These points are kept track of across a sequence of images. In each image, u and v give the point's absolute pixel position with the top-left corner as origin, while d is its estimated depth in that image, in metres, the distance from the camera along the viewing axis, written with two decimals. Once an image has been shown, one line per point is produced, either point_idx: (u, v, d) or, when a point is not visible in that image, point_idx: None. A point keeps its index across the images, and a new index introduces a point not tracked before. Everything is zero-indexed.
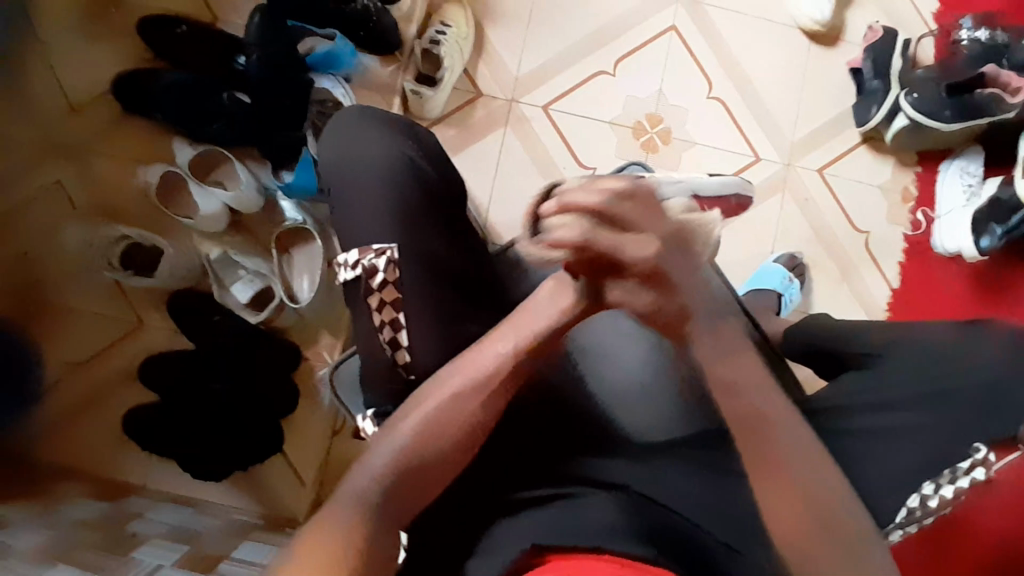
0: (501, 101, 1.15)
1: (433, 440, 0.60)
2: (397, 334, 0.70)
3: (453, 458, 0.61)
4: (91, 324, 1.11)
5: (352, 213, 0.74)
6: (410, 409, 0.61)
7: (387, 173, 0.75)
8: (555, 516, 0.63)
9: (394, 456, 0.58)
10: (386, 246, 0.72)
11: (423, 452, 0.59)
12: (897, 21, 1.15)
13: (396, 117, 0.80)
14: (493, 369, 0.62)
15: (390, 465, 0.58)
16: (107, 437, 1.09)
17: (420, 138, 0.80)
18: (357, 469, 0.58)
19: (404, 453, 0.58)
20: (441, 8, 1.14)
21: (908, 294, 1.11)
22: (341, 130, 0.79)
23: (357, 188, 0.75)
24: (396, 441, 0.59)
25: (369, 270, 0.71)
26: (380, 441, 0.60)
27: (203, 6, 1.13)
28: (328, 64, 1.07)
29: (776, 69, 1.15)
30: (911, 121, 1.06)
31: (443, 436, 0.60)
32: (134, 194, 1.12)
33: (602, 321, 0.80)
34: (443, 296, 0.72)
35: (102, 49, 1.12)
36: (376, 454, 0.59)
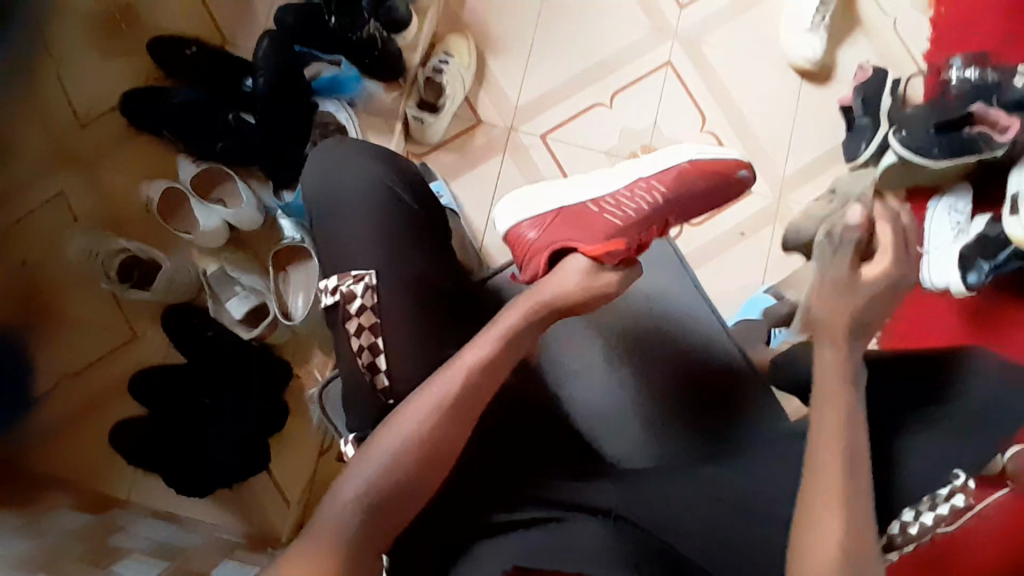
0: (501, 129, 1.18)
1: (402, 466, 0.59)
2: (376, 359, 0.70)
3: (424, 483, 0.60)
4: (88, 335, 1.11)
5: (336, 234, 0.75)
6: (383, 433, 0.61)
7: (372, 199, 0.76)
8: (542, 540, 0.65)
9: (363, 487, 0.58)
10: (364, 272, 0.72)
11: (393, 481, 0.59)
12: (888, 61, 1.19)
13: (382, 146, 0.82)
14: (462, 389, 0.62)
15: (365, 495, 0.58)
16: (93, 450, 1.08)
17: (402, 168, 0.81)
18: (335, 501, 0.58)
19: (378, 481, 0.58)
20: (445, 37, 1.18)
21: (898, 329, 1.12)
22: (325, 159, 0.80)
23: (341, 211, 0.76)
24: (365, 472, 0.59)
25: (347, 296, 0.71)
26: (353, 469, 0.59)
27: (212, 29, 1.16)
28: (333, 89, 1.12)
29: (769, 104, 1.18)
30: (900, 159, 1.09)
31: (415, 462, 0.60)
32: (133, 208, 1.12)
33: (582, 342, 0.85)
34: (426, 317, 0.73)
35: (110, 67, 1.14)
36: (350, 482, 0.59)
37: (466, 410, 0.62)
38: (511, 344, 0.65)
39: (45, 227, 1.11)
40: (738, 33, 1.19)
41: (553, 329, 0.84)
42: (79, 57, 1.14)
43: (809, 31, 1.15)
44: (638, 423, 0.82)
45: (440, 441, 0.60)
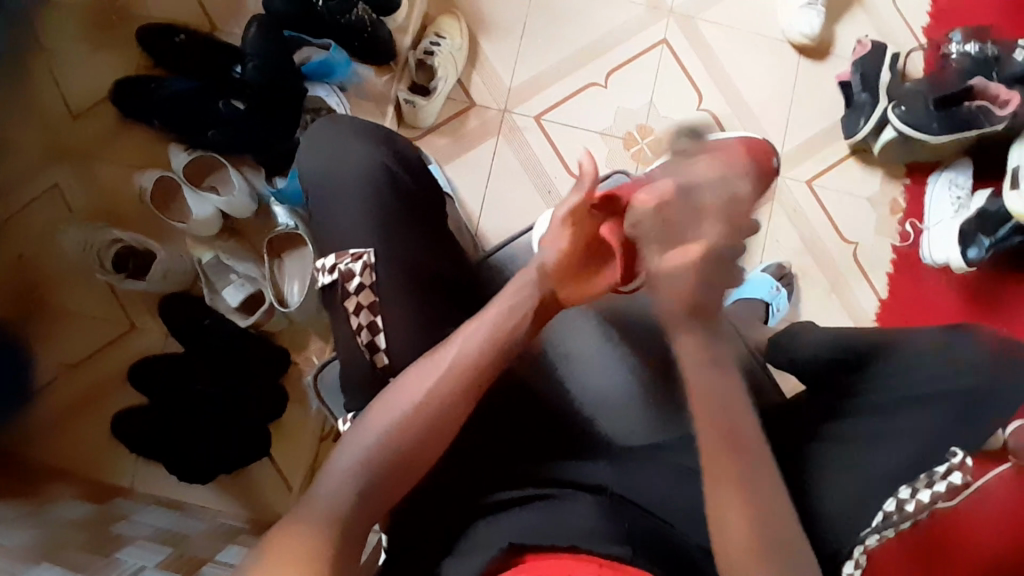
0: (494, 111, 1.17)
1: (404, 441, 0.58)
2: (375, 338, 0.69)
3: (423, 458, 0.60)
4: (85, 326, 1.11)
5: (331, 221, 0.75)
6: (378, 408, 0.60)
7: (364, 187, 0.75)
8: (531, 519, 0.62)
9: (362, 460, 0.57)
10: (363, 251, 0.72)
11: (394, 455, 0.58)
12: (886, 35, 1.16)
13: (377, 127, 0.80)
14: (462, 366, 0.62)
15: (363, 466, 0.57)
16: (97, 439, 1.09)
17: (399, 147, 0.80)
18: (330, 475, 0.57)
19: (375, 455, 0.57)
20: (435, 19, 1.16)
21: (898, 306, 1.11)
22: (319, 143, 0.78)
23: (337, 195, 0.75)
24: (361, 446, 0.58)
25: (346, 274, 0.71)
26: (351, 440, 0.59)
27: (201, 16, 1.14)
28: (323, 74, 1.09)
29: (766, 82, 1.16)
30: (898, 134, 1.06)
31: (413, 437, 0.59)
32: (127, 199, 1.12)
33: (585, 327, 0.83)
34: (425, 299, 0.72)
35: (100, 55, 1.14)
36: (345, 455, 0.58)
37: (466, 387, 0.62)
38: (512, 328, 0.66)
39: (38, 218, 1.11)
40: (733, 9, 1.17)
41: (563, 317, 0.83)
42: (69, 47, 1.13)
43: (806, 6, 1.13)
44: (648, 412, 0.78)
45: (441, 417, 0.60)
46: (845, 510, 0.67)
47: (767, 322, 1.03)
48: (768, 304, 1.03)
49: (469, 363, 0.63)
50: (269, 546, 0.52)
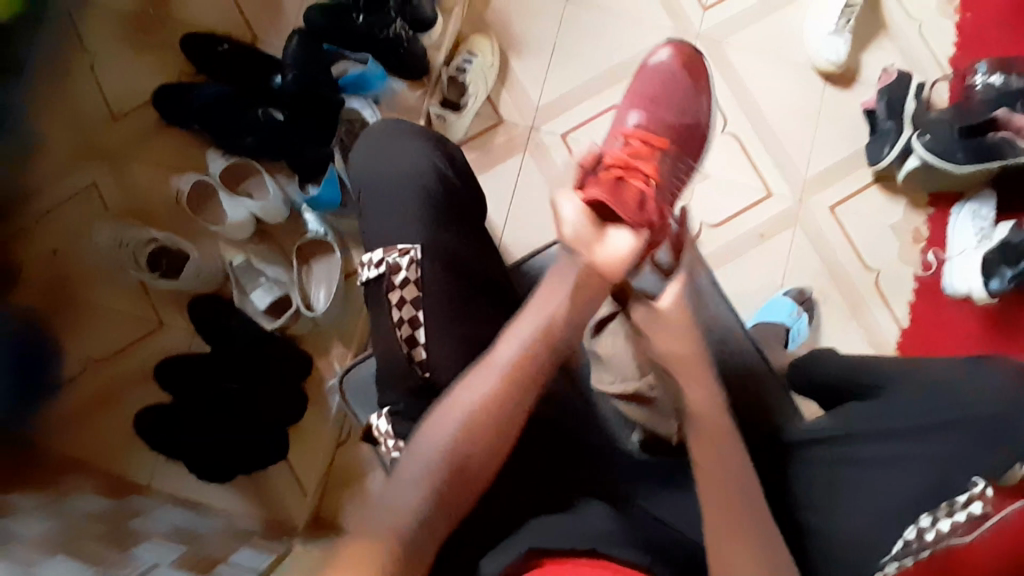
0: (521, 128, 1.19)
1: (466, 447, 0.59)
2: (415, 332, 0.71)
3: (488, 464, 0.60)
4: (115, 323, 1.14)
5: (377, 218, 0.76)
6: (438, 417, 0.60)
7: (410, 181, 0.76)
8: (552, 528, 0.63)
9: (427, 468, 0.57)
10: (410, 246, 0.73)
11: (457, 462, 0.58)
12: (912, 65, 1.18)
13: (430, 130, 0.81)
14: (513, 367, 0.62)
15: (427, 474, 0.57)
16: (120, 434, 1.12)
17: (450, 150, 0.81)
18: (395, 483, 0.57)
19: (438, 463, 0.57)
20: (468, 37, 1.19)
21: (918, 334, 1.11)
22: (372, 143, 0.80)
23: (386, 193, 0.76)
24: (427, 454, 0.58)
25: (393, 268, 0.72)
26: (413, 451, 0.59)
27: (243, 26, 1.19)
28: (359, 87, 1.11)
29: (792, 105, 1.17)
30: (921, 162, 1.07)
31: (473, 441, 0.59)
32: (165, 199, 1.16)
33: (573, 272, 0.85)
34: (463, 300, 0.73)
35: (143, 60, 1.18)
36: (411, 465, 0.58)
37: (517, 387, 0.62)
38: (562, 324, 0.65)
39: (77, 216, 1.15)
40: (760, 35, 1.19)
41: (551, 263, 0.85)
42: (116, 51, 1.18)
43: (833, 33, 1.15)
44: (648, 401, 0.75)
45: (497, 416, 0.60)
46: (865, 533, 0.70)
47: (787, 346, 1.03)
48: (788, 328, 1.03)
49: (516, 364, 0.62)
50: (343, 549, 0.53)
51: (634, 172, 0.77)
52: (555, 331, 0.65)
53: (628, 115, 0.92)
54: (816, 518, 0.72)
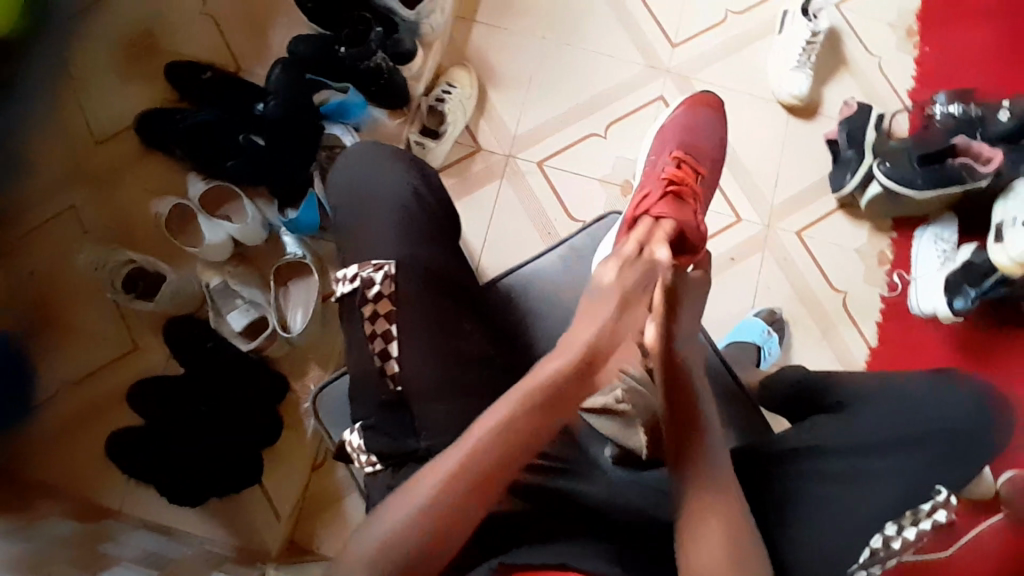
0: (499, 155, 1.23)
1: (428, 522, 0.55)
2: (388, 345, 0.71)
3: (451, 543, 0.56)
4: (90, 346, 1.13)
5: (354, 237, 0.76)
6: (427, 473, 0.57)
7: (388, 200, 0.77)
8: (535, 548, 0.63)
9: (385, 539, 0.55)
10: (384, 261, 0.73)
11: (413, 538, 0.55)
12: (872, 97, 1.24)
13: (410, 153, 0.82)
14: (494, 442, 0.57)
15: (384, 545, 0.55)
16: (92, 459, 1.10)
17: (428, 174, 0.81)
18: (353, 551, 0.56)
19: (397, 535, 0.55)
20: (448, 70, 1.24)
21: (887, 355, 1.13)
22: (353, 162, 0.80)
23: (362, 214, 0.76)
24: (387, 525, 0.56)
25: (366, 282, 0.72)
26: (378, 519, 0.57)
27: (228, 56, 1.22)
28: (340, 114, 1.14)
29: (758, 136, 1.22)
30: (883, 189, 1.11)
31: (437, 517, 0.55)
32: (144, 223, 1.17)
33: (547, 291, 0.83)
34: (434, 311, 0.73)
35: (127, 88, 1.20)
36: (370, 536, 0.56)
37: (523, 445, 0.58)
38: (558, 392, 0.61)
39: (56, 239, 1.15)
40: (727, 70, 1.24)
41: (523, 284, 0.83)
42: (100, 79, 1.20)
43: (795, 69, 1.21)
44: (620, 414, 0.73)
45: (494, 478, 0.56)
46: (843, 545, 0.68)
47: (759, 365, 1.05)
48: (759, 347, 1.05)
49: (521, 421, 0.59)
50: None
51: (683, 189, 0.88)
52: (550, 402, 0.60)
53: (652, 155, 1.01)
54: (799, 530, 0.70)
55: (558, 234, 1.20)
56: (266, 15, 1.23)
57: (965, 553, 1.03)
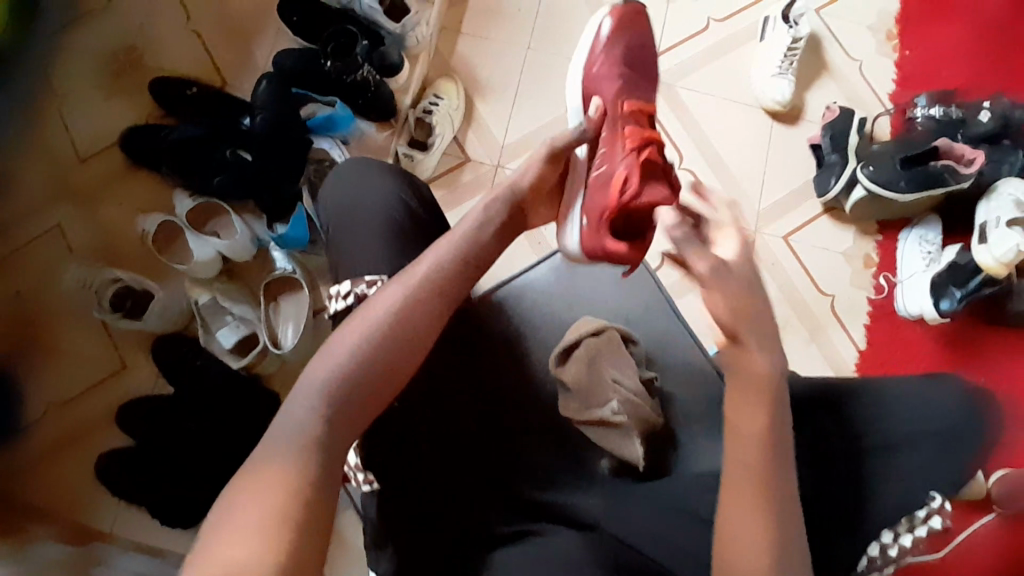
0: (487, 166, 1.23)
1: (380, 348, 0.58)
2: None
3: (405, 364, 0.60)
4: (77, 366, 1.12)
5: (345, 249, 0.73)
6: (372, 306, 0.61)
7: (380, 212, 0.75)
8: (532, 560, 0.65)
9: (337, 369, 0.57)
10: (378, 277, 0.69)
11: (369, 362, 0.58)
12: (853, 101, 1.26)
13: (398, 165, 0.81)
14: (435, 272, 0.63)
15: (339, 375, 0.57)
16: (82, 481, 1.08)
17: (417, 185, 0.80)
18: (296, 397, 0.56)
19: (350, 361, 0.57)
20: (434, 81, 1.24)
21: (877, 355, 1.15)
22: (343, 176, 0.78)
23: (353, 225, 0.74)
24: (341, 350, 0.58)
25: (361, 298, 0.68)
26: (327, 352, 0.59)
27: (213, 71, 1.21)
28: (328, 127, 1.12)
29: (743, 141, 1.23)
30: (868, 191, 1.12)
31: (390, 344, 0.59)
32: (131, 242, 1.15)
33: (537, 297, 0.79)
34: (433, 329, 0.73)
35: (111, 106, 1.19)
36: (322, 366, 0.57)
37: (448, 278, 0.63)
38: (489, 230, 0.68)
39: (41, 259, 1.14)
40: (711, 76, 1.26)
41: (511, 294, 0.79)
42: (84, 97, 1.19)
43: (778, 74, 1.22)
44: (616, 425, 0.69)
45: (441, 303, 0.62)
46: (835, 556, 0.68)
47: None
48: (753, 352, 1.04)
49: (456, 256, 0.65)
50: (243, 482, 0.50)
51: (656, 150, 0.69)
52: (477, 241, 0.67)
53: (594, 98, 0.81)
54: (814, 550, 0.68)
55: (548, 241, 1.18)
56: (251, 31, 1.23)
57: (956, 551, 1.04)
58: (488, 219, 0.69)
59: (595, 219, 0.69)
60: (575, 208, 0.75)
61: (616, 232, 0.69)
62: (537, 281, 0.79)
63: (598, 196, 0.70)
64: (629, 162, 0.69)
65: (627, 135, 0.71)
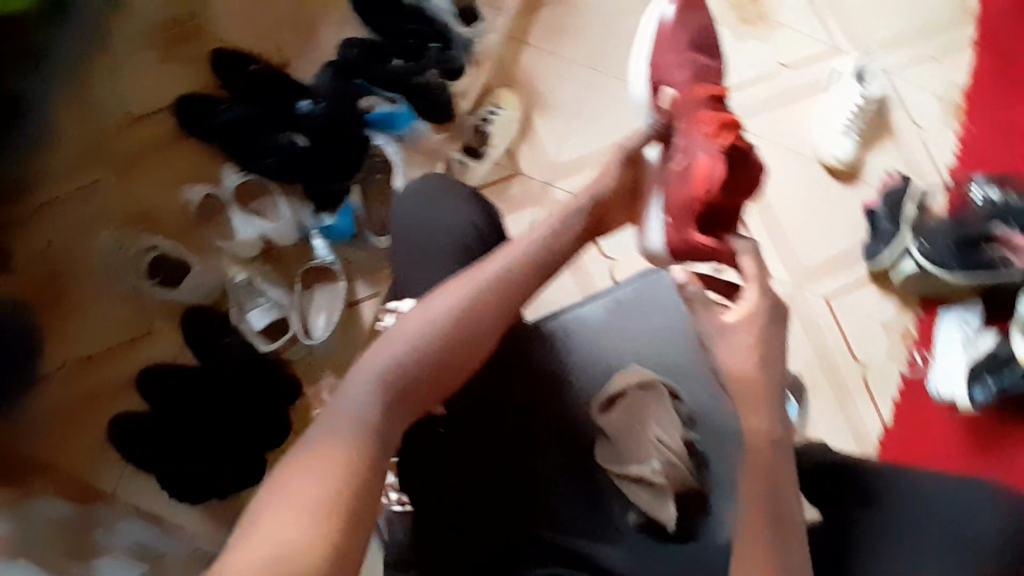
0: (537, 181, 1.21)
1: (441, 346, 0.59)
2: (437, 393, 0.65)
3: (460, 365, 0.61)
4: (100, 325, 1.11)
5: (411, 268, 0.74)
6: (434, 302, 0.62)
7: (448, 240, 0.75)
8: None
9: (397, 360, 0.57)
10: None
11: (428, 358, 0.59)
12: (912, 169, 1.24)
13: (472, 188, 0.80)
14: (499, 277, 0.65)
15: (397, 365, 0.57)
16: (89, 448, 1.06)
17: (490, 210, 0.80)
18: (352, 382, 0.56)
19: (409, 354, 0.58)
20: (495, 89, 1.22)
21: (901, 431, 1.14)
22: (414, 193, 0.79)
23: (421, 244, 0.75)
24: (401, 342, 0.58)
25: None
26: (385, 343, 0.59)
27: (274, 48, 1.19)
28: (386, 124, 1.12)
29: (796, 194, 1.22)
30: (917, 267, 1.13)
31: (449, 343, 0.60)
32: (170, 208, 1.14)
33: (584, 331, 0.78)
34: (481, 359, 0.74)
35: (169, 70, 1.18)
36: (380, 355, 0.58)
37: (510, 285, 0.66)
38: (549, 245, 0.71)
39: (79, 214, 1.13)
40: (772, 124, 1.24)
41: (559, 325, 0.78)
42: (143, 58, 1.18)
43: (842, 132, 1.21)
44: (651, 484, 0.72)
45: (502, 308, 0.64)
46: None
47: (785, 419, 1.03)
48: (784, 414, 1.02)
49: (518, 264, 0.67)
50: (292, 464, 0.49)
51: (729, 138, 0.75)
52: (538, 254, 0.69)
53: (662, 88, 0.87)
54: None
55: (586, 268, 1.17)
56: (318, 13, 1.21)
57: None
58: (548, 234, 0.72)
59: (680, 211, 0.76)
60: (654, 209, 0.83)
61: (702, 224, 0.75)
62: (582, 316, 0.79)
63: (677, 190, 0.77)
64: (707, 151, 0.75)
65: (702, 120, 0.77)
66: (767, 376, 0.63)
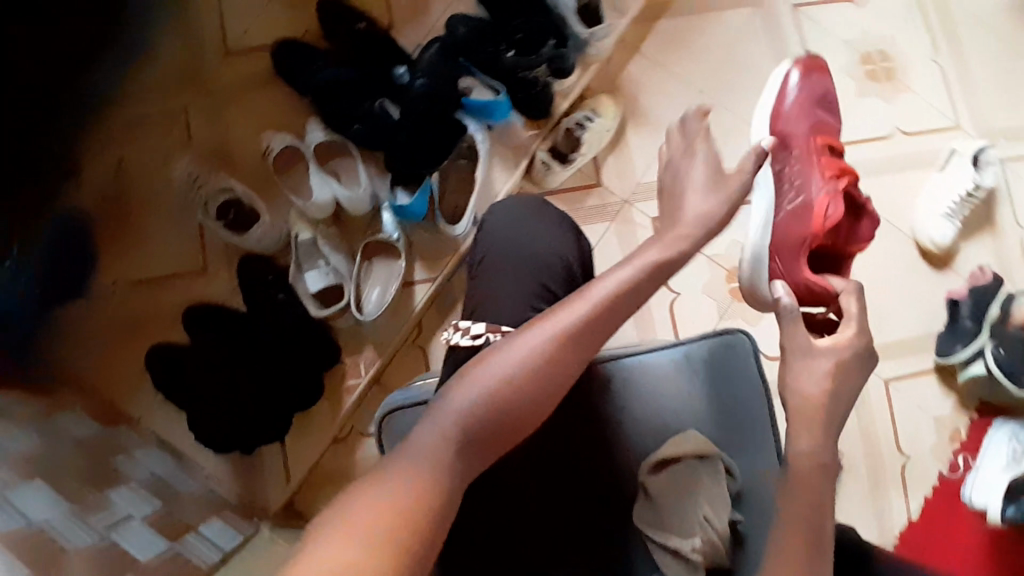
0: (616, 198, 1.17)
1: (520, 391, 0.58)
2: None
3: (539, 408, 0.59)
4: (160, 252, 1.11)
5: (495, 289, 0.74)
6: (523, 336, 0.60)
7: (538, 267, 0.75)
8: None
9: (475, 403, 0.57)
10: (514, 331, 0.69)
11: (506, 403, 0.57)
12: (1004, 268, 1.18)
13: (568, 216, 0.80)
14: (597, 310, 0.60)
15: (474, 408, 0.57)
16: (130, 367, 1.07)
17: (582, 245, 0.79)
18: (429, 420, 0.57)
19: (487, 397, 0.57)
20: (595, 95, 1.18)
21: (924, 530, 1.12)
22: (511, 213, 0.78)
23: (511, 268, 0.74)
24: (480, 384, 0.58)
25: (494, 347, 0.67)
26: (467, 381, 0.58)
27: (384, 8, 1.15)
28: (481, 112, 1.07)
29: (879, 267, 1.17)
30: (987, 371, 1.09)
31: (531, 388, 0.58)
32: (249, 151, 1.12)
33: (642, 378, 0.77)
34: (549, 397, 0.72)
35: (274, 8, 1.15)
36: (460, 395, 0.57)
37: (605, 319, 0.61)
38: (666, 268, 0.64)
39: (159, 138, 1.11)
40: (872, 189, 1.18)
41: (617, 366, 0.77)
42: None
43: (945, 215, 1.15)
44: (685, 559, 0.70)
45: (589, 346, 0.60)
46: None
47: None
48: None
49: (619, 293, 0.62)
50: (357, 491, 0.51)
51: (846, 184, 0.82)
52: (648, 281, 0.63)
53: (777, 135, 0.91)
54: None
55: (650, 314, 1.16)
56: None
57: None
58: (667, 251, 0.64)
59: (792, 247, 0.79)
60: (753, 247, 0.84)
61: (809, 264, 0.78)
62: (641, 362, 0.77)
63: (794, 227, 0.81)
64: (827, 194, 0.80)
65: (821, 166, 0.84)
66: (833, 406, 0.60)
